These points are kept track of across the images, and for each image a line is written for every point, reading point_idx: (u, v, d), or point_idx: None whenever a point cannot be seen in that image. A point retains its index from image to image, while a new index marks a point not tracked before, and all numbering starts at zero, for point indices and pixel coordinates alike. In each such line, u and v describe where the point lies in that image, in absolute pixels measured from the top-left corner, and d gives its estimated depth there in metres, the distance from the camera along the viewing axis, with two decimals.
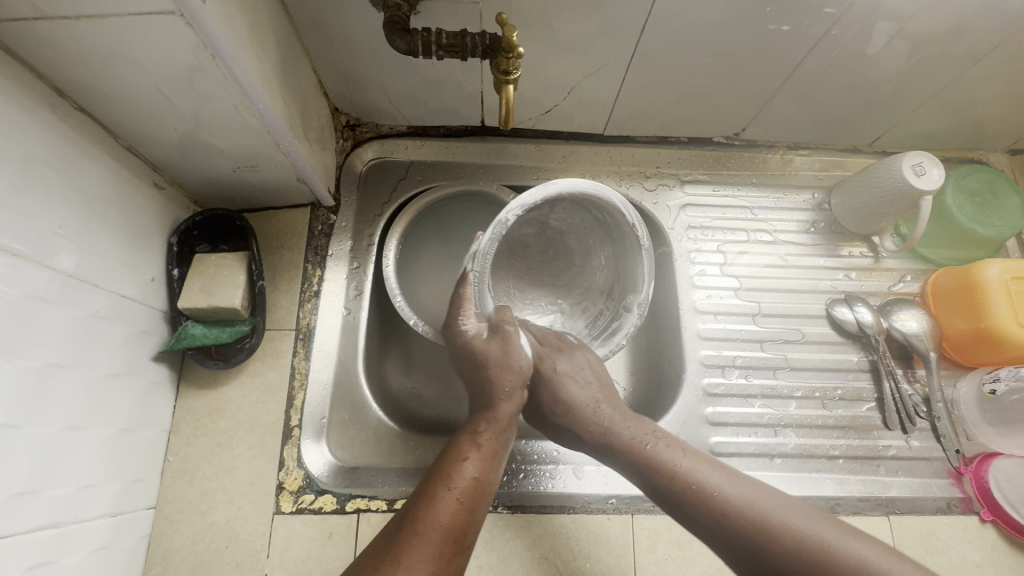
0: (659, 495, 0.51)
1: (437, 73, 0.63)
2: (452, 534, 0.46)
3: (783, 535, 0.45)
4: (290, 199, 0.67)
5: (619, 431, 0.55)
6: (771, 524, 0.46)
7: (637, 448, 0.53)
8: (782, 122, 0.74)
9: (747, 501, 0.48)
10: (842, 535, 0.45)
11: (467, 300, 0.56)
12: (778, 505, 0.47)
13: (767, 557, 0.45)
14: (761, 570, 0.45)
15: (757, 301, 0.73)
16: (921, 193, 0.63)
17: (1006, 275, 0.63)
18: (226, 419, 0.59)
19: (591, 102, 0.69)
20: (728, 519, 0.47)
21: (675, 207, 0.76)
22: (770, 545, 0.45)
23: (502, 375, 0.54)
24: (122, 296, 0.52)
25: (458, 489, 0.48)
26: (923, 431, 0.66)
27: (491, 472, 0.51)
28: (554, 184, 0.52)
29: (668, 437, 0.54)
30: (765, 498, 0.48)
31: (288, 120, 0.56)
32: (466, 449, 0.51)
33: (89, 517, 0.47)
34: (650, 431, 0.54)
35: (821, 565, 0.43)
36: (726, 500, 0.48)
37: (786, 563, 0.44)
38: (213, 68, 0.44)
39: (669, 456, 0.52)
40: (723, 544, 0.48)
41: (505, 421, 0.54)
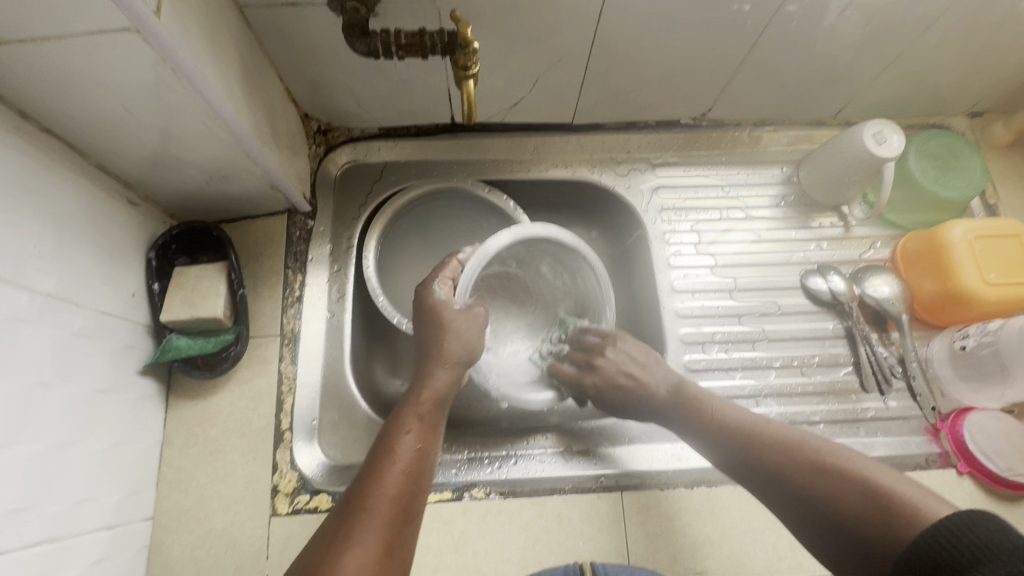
0: (704, 442, 0.55)
1: (403, 73, 0.64)
2: (399, 503, 0.45)
3: (811, 458, 0.48)
4: (265, 208, 0.68)
5: (654, 394, 0.60)
6: (802, 455, 0.48)
7: (687, 403, 0.58)
8: (746, 101, 0.75)
9: (784, 434, 0.51)
10: (868, 462, 0.46)
11: (451, 270, 0.60)
12: (802, 447, 0.49)
13: (784, 483, 0.48)
14: (791, 497, 0.47)
15: (733, 277, 0.75)
16: (883, 160, 0.65)
17: (970, 234, 0.65)
18: (217, 428, 0.60)
19: (557, 93, 0.70)
20: (758, 454, 0.50)
21: (648, 190, 0.77)
22: (800, 479, 0.47)
23: (449, 344, 0.56)
24: (104, 312, 0.53)
25: (403, 461, 0.48)
26: (900, 391, 0.69)
27: (432, 443, 0.51)
28: (545, 227, 0.60)
29: (709, 394, 0.58)
30: (808, 437, 0.50)
31: (256, 129, 0.56)
32: (406, 423, 0.51)
33: (86, 530, 0.48)
34: (693, 389, 0.59)
35: (831, 491, 0.45)
36: (764, 441, 0.51)
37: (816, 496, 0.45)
38: (175, 82, 0.45)
39: (717, 406, 0.56)
40: (749, 475, 0.51)
41: (443, 392, 0.55)
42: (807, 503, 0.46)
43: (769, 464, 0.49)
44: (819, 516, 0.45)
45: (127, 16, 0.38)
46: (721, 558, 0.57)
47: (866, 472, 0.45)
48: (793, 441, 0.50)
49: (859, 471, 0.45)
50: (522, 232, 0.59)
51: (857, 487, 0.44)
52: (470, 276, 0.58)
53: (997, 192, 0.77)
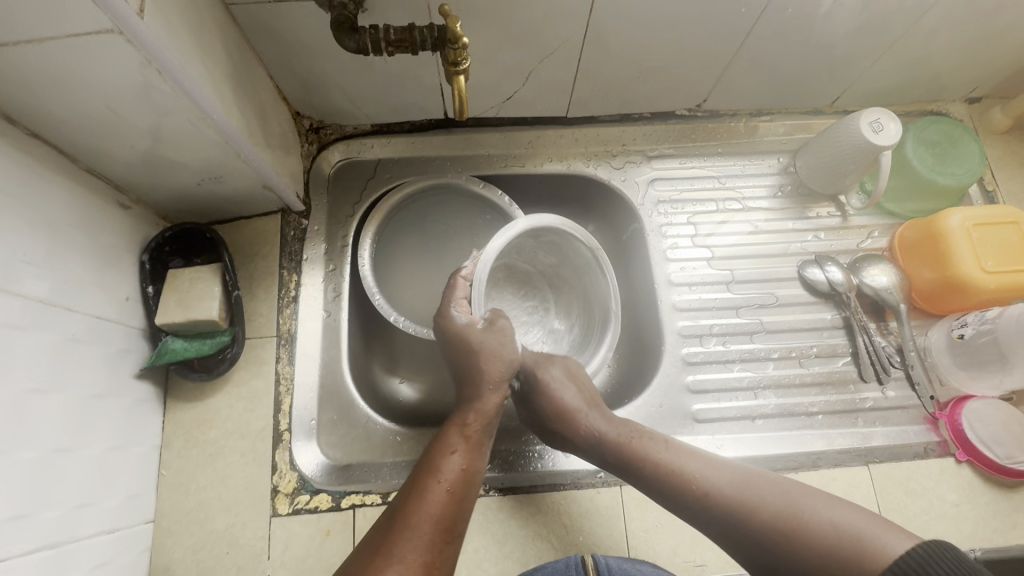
0: (656, 489, 0.52)
1: (393, 68, 0.63)
2: (443, 522, 0.46)
3: (768, 513, 0.46)
4: (259, 208, 0.68)
5: (603, 431, 0.56)
6: (755, 505, 0.47)
7: (625, 448, 0.54)
8: (741, 91, 0.74)
9: (730, 482, 0.49)
10: (819, 502, 0.45)
11: (461, 290, 0.60)
12: (757, 489, 0.48)
13: (745, 535, 0.46)
14: (745, 541, 0.46)
15: (730, 269, 0.74)
16: (880, 149, 0.64)
17: (968, 223, 0.64)
18: (216, 430, 0.60)
19: (551, 85, 0.69)
20: (711, 501, 0.49)
21: (643, 182, 0.77)
22: (758, 526, 0.46)
23: (486, 366, 0.56)
24: (99, 317, 0.53)
25: (447, 479, 0.49)
26: (898, 380, 0.69)
27: (477, 463, 0.52)
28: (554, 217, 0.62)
29: (654, 432, 0.55)
30: (755, 480, 0.49)
31: (246, 129, 0.56)
32: (453, 440, 0.52)
33: (87, 535, 0.48)
34: (636, 428, 0.56)
35: (799, 538, 0.44)
36: (710, 487, 0.49)
37: (772, 540, 0.45)
38: (161, 82, 0.45)
39: (656, 447, 0.53)
40: (709, 522, 0.49)
41: (492, 414, 0.55)
42: (769, 554, 0.45)
43: (734, 519, 0.47)
44: (779, 563, 0.44)
45: (108, 16, 0.38)
46: (720, 551, 0.57)
47: (808, 514, 0.45)
48: (749, 484, 0.48)
49: (808, 515, 0.45)
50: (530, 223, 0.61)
51: (826, 530, 0.43)
52: (481, 286, 0.59)
53: (995, 177, 0.77)
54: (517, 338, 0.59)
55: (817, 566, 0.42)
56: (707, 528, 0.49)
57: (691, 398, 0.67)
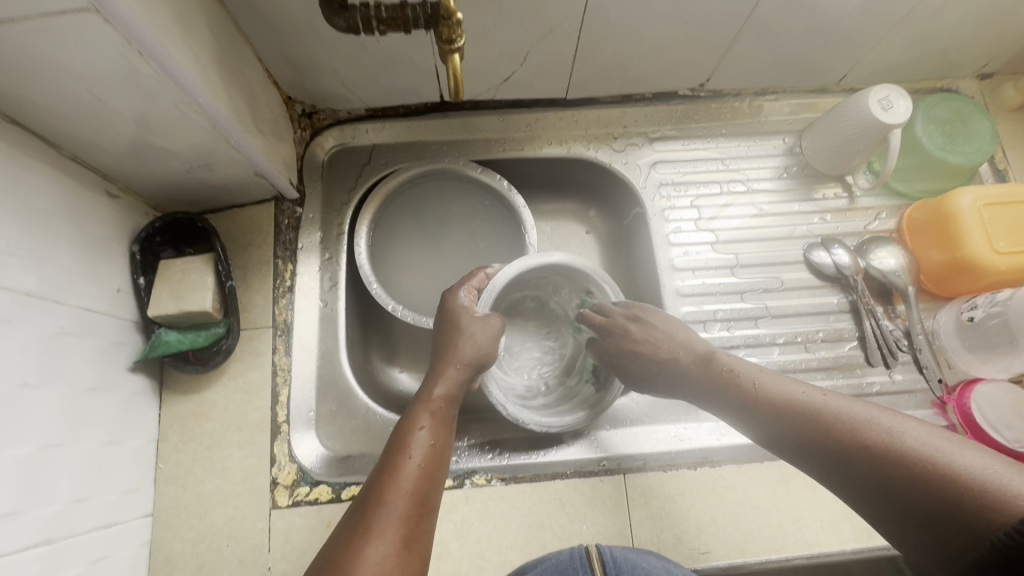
0: (732, 412, 0.49)
1: (387, 51, 0.61)
2: (418, 496, 0.44)
3: (854, 434, 0.39)
4: (251, 196, 0.66)
5: (689, 355, 0.55)
6: (842, 426, 0.40)
7: (717, 377, 0.51)
8: (746, 68, 0.72)
9: (819, 404, 0.43)
10: (924, 434, 0.37)
11: (478, 281, 0.61)
12: (846, 414, 0.41)
13: (828, 458, 0.40)
14: (830, 462, 0.40)
15: (734, 253, 0.73)
16: (890, 127, 0.62)
17: (978, 203, 0.62)
18: (213, 423, 0.59)
19: (549, 66, 0.67)
20: (789, 424, 0.44)
21: (645, 165, 0.75)
22: (843, 446, 0.39)
23: (462, 346, 0.56)
24: (89, 310, 0.52)
25: (418, 455, 0.47)
26: (905, 364, 0.67)
27: (446, 437, 0.50)
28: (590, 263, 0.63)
29: (742, 359, 0.52)
30: (852, 408, 0.41)
31: (235, 113, 0.54)
32: (418, 418, 0.50)
33: (83, 530, 0.47)
34: (725, 355, 0.53)
35: (886, 466, 0.37)
36: (786, 405, 0.44)
37: (862, 461, 0.38)
38: (144, 65, 0.43)
39: (743, 376, 0.49)
40: (784, 441, 0.44)
41: (454, 389, 0.54)
42: (861, 484, 0.38)
43: (812, 441, 0.42)
44: (867, 485, 0.37)
45: None
46: (726, 538, 0.57)
47: (906, 435, 0.37)
48: (832, 412, 0.42)
49: (901, 435, 0.37)
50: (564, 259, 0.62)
51: (919, 464, 0.35)
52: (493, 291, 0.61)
53: (1006, 157, 0.75)
54: (499, 331, 0.58)
55: (915, 493, 0.35)
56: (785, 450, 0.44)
57: None
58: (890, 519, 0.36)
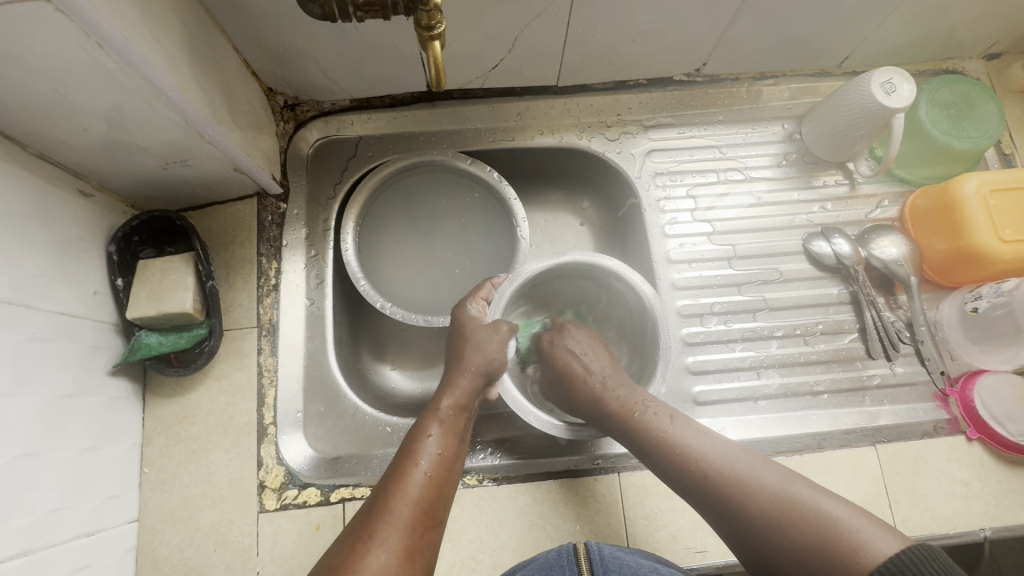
0: (647, 456, 0.51)
1: (368, 38, 0.59)
2: (424, 506, 0.45)
3: (754, 494, 0.44)
4: (232, 192, 0.64)
5: (610, 396, 0.56)
6: (747, 484, 0.45)
7: (626, 416, 0.53)
8: (743, 53, 0.69)
9: (727, 461, 0.47)
10: (810, 492, 0.43)
11: (485, 291, 0.61)
12: (746, 471, 0.46)
13: (734, 512, 0.45)
14: (735, 520, 0.45)
15: (732, 245, 0.71)
16: (893, 111, 0.60)
17: (984, 188, 0.60)
18: (198, 426, 0.58)
19: (538, 53, 0.64)
20: (702, 478, 0.47)
21: (640, 154, 0.73)
22: (749, 511, 0.44)
23: (471, 355, 0.56)
24: (64, 314, 0.50)
25: (426, 463, 0.47)
26: (907, 356, 0.66)
27: (456, 448, 0.50)
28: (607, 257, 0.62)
29: (660, 406, 0.54)
30: (752, 465, 0.46)
31: (210, 107, 0.52)
32: (428, 425, 0.50)
33: (64, 540, 0.46)
34: (641, 401, 0.54)
35: (789, 527, 0.42)
36: (704, 465, 0.47)
37: (763, 530, 0.43)
38: (105, 58, 0.40)
39: (659, 422, 0.52)
40: (697, 496, 0.47)
41: (465, 399, 0.54)
42: (765, 541, 0.43)
43: (721, 497, 0.46)
44: (763, 552, 0.43)
45: None
46: (722, 537, 0.56)
47: (793, 494, 0.43)
48: (737, 467, 0.46)
49: (803, 504, 0.43)
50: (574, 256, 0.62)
51: (814, 527, 0.41)
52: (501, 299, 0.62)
53: (1013, 140, 0.72)
54: (508, 337, 0.58)
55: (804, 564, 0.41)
56: (697, 503, 0.48)
57: (691, 380, 0.65)
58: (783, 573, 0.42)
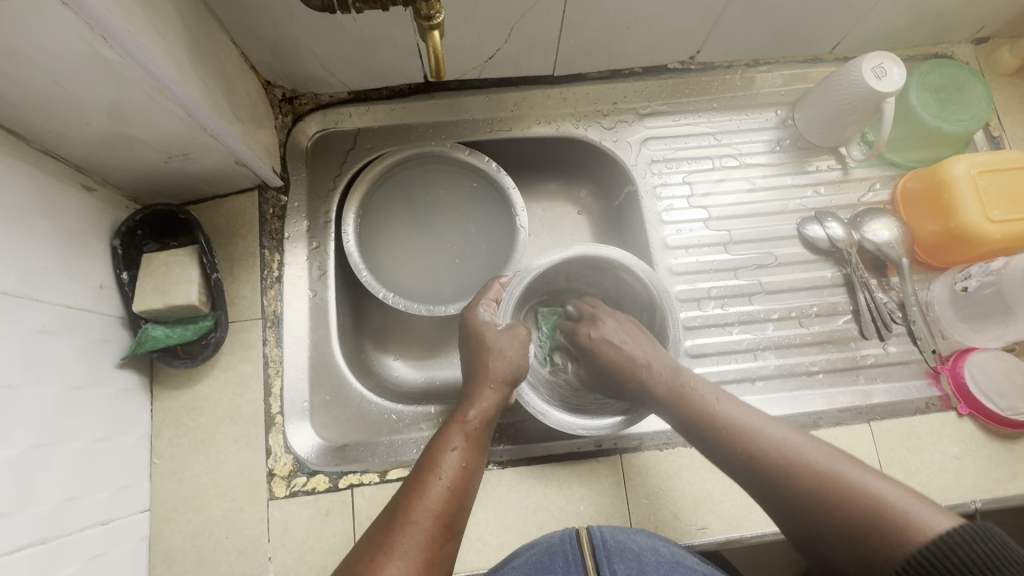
0: (695, 436, 0.52)
1: (365, 30, 0.59)
2: (443, 519, 0.46)
3: (803, 471, 0.45)
4: (233, 185, 0.64)
5: (656, 377, 0.56)
6: (796, 463, 0.46)
7: (681, 401, 0.54)
8: (736, 40, 0.70)
9: (773, 439, 0.48)
10: (855, 470, 0.44)
11: (495, 292, 0.62)
12: (792, 448, 0.47)
13: (785, 488, 0.45)
14: (781, 498, 0.46)
15: (728, 230, 0.72)
16: (883, 96, 0.61)
17: (974, 169, 0.61)
18: (206, 416, 0.59)
19: (534, 42, 0.65)
20: (750, 454, 0.48)
21: (636, 142, 0.74)
22: (802, 493, 0.45)
23: (495, 363, 0.56)
24: (71, 307, 0.51)
25: (447, 477, 0.48)
26: (899, 336, 0.67)
27: (477, 461, 0.51)
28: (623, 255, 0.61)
29: (706, 382, 0.55)
30: (796, 443, 0.47)
31: (210, 100, 0.52)
32: (452, 438, 0.51)
33: (79, 528, 0.47)
34: (687, 377, 0.55)
35: (841, 505, 0.43)
36: (754, 442, 0.48)
37: (813, 507, 0.44)
38: (107, 50, 0.41)
39: (708, 403, 0.52)
40: (740, 470, 0.49)
41: (490, 409, 0.54)
42: (816, 517, 0.44)
43: (772, 476, 0.46)
44: (812, 531, 0.44)
45: None
46: (722, 514, 0.57)
47: (840, 474, 0.44)
48: (783, 447, 0.47)
49: (854, 485, 0.43)
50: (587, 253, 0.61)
51: (866, 506, 0.42)
52: (511, 298, 0.61)
53: (1001, 122, 0.74)
54: (526, 341, 0.59)
55: (846, 541, 0.42)
56: (737, 475, 0.50)
57: (689, 363, 0.66)
58: (832, 548, 0.43)
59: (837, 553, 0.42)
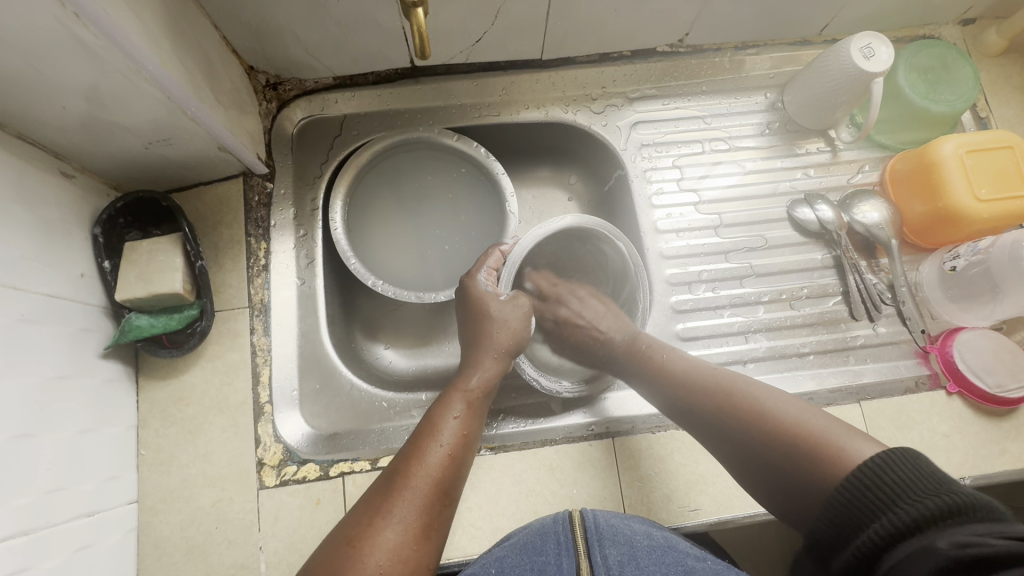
0: (644, 381, 0.57)
1: (350, 11, 0.58)
2: (443, 485, 0.46)
3: (732, 403, 0.49)
4: (217, 172, 0.63)
5: (619, 343, 0.62)
6: (728, 396, 0.50)
7: (637, 355, 0.59)
8: (725, 22, 0.69)
9: (711, 379, 0.52)
10: (790, 404, 0.47)
11: (496, 261, 0.61)
12: (727, 385, 0.51)
13: (716, 420, 0.49)
14: (715, 429, 0.49)
15: (718, 213, 0.72)
16: (872, 76, 0.61)
17: (961, 149, 0.62)
18: (194, 407, 0.58)
19: (522, 25, 0.64)
20: (689, 391, 0.52)
21: (625, 126, 0.73)
22: (733, 419, 0.48)
23: (497, 334, 0.57)
24: (52, 296, 0.50)
25: (448, 443, 0.48)
26: (889, 317, 0.68)
27: (476, 429, 0.51)
28: (617, 234, 0.62)
29: (660, 345, 0.59)
30: (732, 380, 0.51)
31: (191, 84, 0.51)
32: (454, 405, 0.51)
33: (65, 519, 0.47)
34: (645, 340, 0.60)
35: (770, 429, 0.46)
36: (688, 381, 0.53)
37: (743, 434, 0.47)
38: (82, 30, 0.40)
39: (657, 354, 0.58)
40: (679, 408, 0.53)
41: (492, 379, 0.55)
42: (749, 445, 0.46)
43: (706, 408, 0.50)
44: (747, 457, 0.46)
45: None
46: (715, 495, 0.57)
47: (772, 404, 0.47)
48: (718, 383, 0.51)
49: (782, 413, 0.46)
50: (582, 221, 0.61)
51: (791, 429, 0.45)
52: (510, 268, 0.61)
53: (989, 104, 0.74)
54: (528, 312, 0.60)
55: (772, 458, 0.45)
56: (682, 420, 0.53)
57: (681, 346, 0.66)
58: (765, 473, 0.45)
59: (770, 478, 0.45)
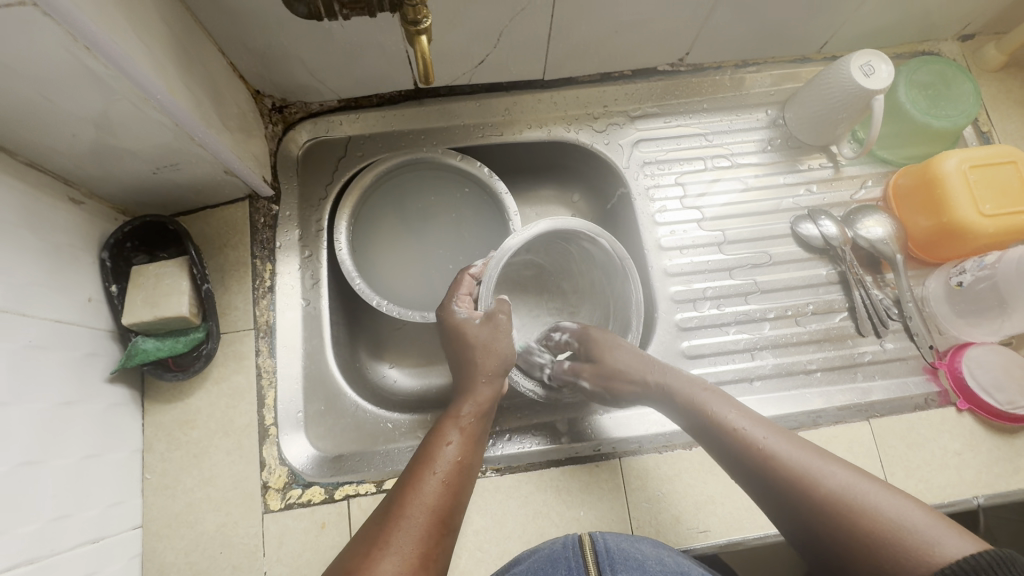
0: (705, 441, 0.51)
1: (354, 37, 0.59)
2: (439, 513, 0.45)
3: (813, 486, 0.44)
4: (223, 195, 0.64)
5: (673, 387, 0.55)
6: (808, 475, 0.44)
7: (692, 403, 0.52)
8: (725, 41, 0.70)
9: (788, 450, 0.46)
10: (879, 490, 0.42)
11: (467, 286, 0.60)
12: (802, 459, 0.45)
13: (794, 500, 0.44)
14: (786, 506, 0.45)
15: (722, 230, 0.72)
16: (872, 93, 0.61)
17: (965, 164, 0.62)
18: (199, 430, 0.58)
19: (524, 47, 0.65)
20: (763, 459, 0.47)
21: (628, 144, 0.74)
22: (813, 503, 0.43)
23: (481, 359, 0.55)
24: (59, 321, 0.50)
25: (442, 471, 0.47)
26: (896, 332, 0.67)
27: (473, 455, 0.51)
28: (604, 237, 0.61)
29: (719, 390, 0.53)
30: (808, 453, 0.46)
31: (198, 110, 0.52)
32: (448, 433, 0.51)
33: (69, 547, 0.46)
34: (702, 385, 0.53)
35: (856, 519, 0.41)
36: (761, 449, 0.47)
37: (819, 519, 0.43)
38: (92, 61, 0.40)
39: (723, 411, 0.50)
40: (745, 474, 0.48)
41: (485, 404, 0.53)
42: (825, 531, 0.43)
43: (780, 485, 0.45)
44: (819, 540, 0.43)
45: None
46: (724, 517, 0.56)
47: (855, 489, 0.43)
48: (796, 458, 0.46)
49: (873, 507, 0.41)
50: (556, 224, 0.60)
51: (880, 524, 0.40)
52: (488, 286, 0.60)
53: (990, 118, 0.74)
54: (509, 326, 0.57)
55: (849, 552, 0.41)
56: (749, 486, 0.48)
57: (686, 364, 0.66)
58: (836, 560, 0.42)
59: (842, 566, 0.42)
